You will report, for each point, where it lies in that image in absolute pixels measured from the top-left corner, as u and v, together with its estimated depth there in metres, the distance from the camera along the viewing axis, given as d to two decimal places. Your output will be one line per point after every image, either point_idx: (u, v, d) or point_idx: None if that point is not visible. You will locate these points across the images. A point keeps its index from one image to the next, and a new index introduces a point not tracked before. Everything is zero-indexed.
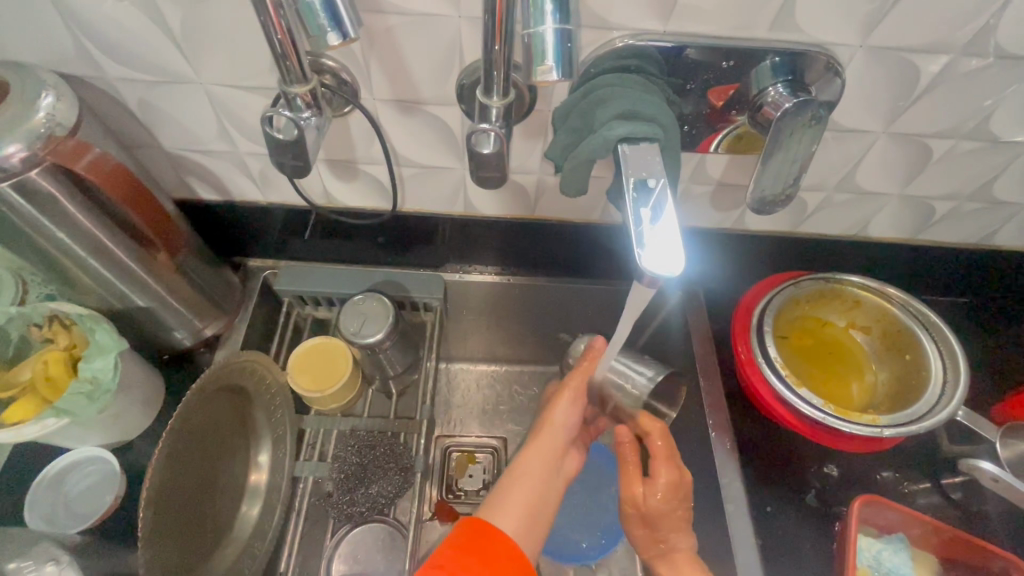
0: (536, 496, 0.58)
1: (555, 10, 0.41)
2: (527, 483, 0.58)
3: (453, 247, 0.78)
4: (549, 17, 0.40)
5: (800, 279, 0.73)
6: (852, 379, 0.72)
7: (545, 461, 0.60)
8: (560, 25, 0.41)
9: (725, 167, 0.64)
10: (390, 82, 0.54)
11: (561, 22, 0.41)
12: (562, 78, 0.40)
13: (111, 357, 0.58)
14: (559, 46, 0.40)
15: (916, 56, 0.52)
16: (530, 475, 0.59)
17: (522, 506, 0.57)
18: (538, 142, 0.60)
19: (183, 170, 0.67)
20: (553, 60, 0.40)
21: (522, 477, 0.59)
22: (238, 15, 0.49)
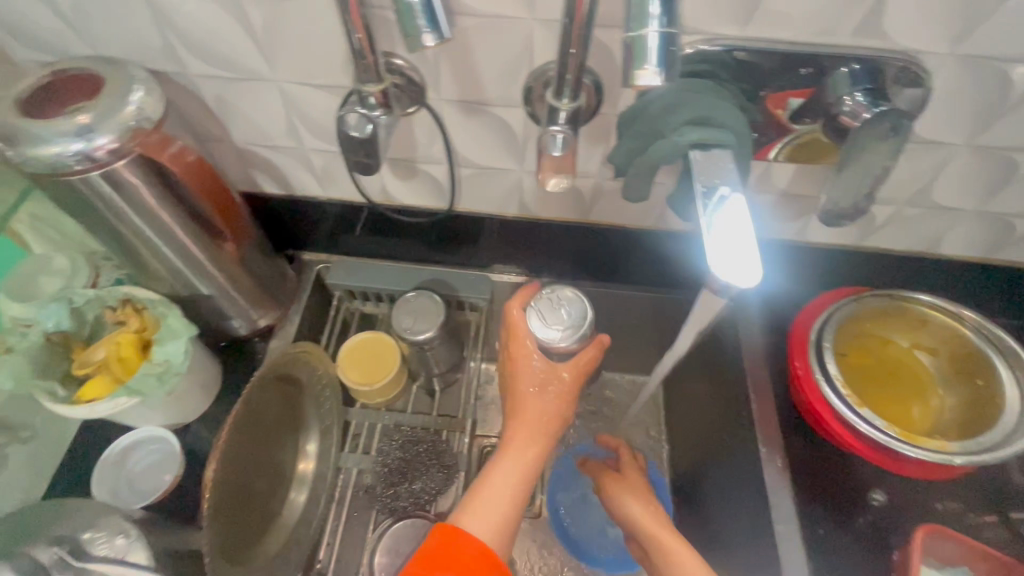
0: (520, 495, 0.57)
1: (662, 15, 0.39)
2: (510, 482, 0.57)
3: (501, 249, 0.78)
4: (655, 21, 0.39)
5: (864, 294, 0.70)
6: (914, 402, 0.69)
7: (529, 462, 0.59)
8: (666, 30, 0.39)
9: (790, 177, 0.62)
10: (457, 83, 0.54)
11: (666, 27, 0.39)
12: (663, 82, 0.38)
13: (182, 342, 0.61)
14: (663, 50, 0.39)
15: (1010, 65, 0.49)
16: (517, 476, 0.58)
17: (508, 508, 0.56)
18: (598, 146, 0.60)
19: (250, 164, 0.69)
20: (656, 63, 0.38)
21: (508, 479, 0.58)
22: (317, 15, 0.50)
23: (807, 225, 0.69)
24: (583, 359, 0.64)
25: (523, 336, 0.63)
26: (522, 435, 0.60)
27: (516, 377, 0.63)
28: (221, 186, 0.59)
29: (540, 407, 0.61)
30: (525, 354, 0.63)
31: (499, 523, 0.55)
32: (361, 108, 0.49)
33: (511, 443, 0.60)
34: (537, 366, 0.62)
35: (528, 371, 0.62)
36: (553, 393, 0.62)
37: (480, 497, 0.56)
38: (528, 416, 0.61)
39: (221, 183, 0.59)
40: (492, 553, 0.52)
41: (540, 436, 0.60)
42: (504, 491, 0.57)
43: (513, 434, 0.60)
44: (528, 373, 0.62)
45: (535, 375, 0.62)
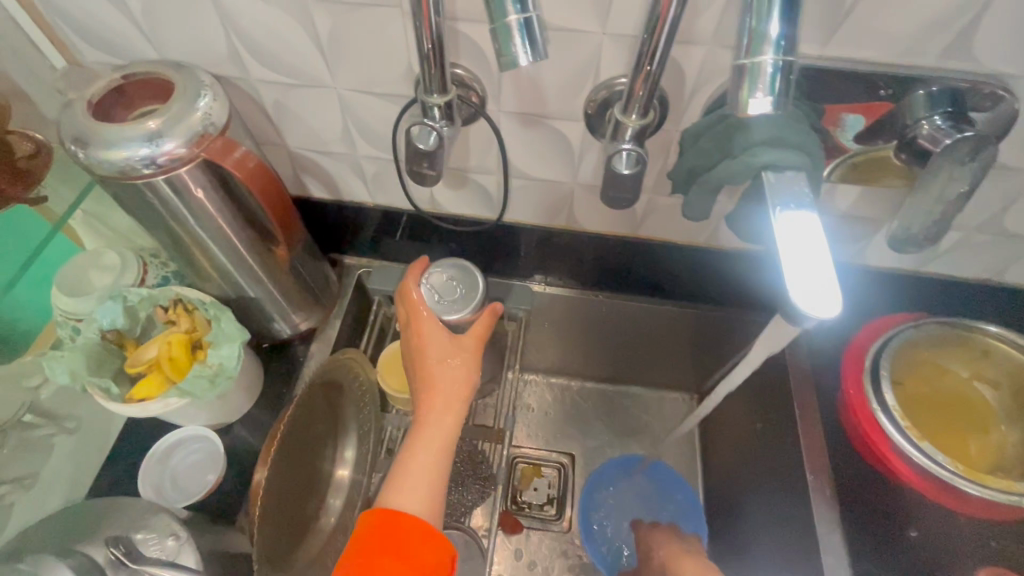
0: (442, 463, 0.54)
1: (780, 39, 0.35)
2: (434, 457, 0.54)
3: (543, 259, 0.77)
4: (771, 45, 0.35)
5: (922, 321, 0.68)
6: (974, 436, 0.66)
7: (449, 429, 0.55)
8: (782, 56, 0.35)
9: (854, 199, 0.60)
10: (519, 95, 0.54)
11: (781, 52, 0.36)
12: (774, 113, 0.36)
13: (236, 346, 0.61)
14: (776, 81, 0.36)
15: None
16: (436, 448, 0.54)
17: (436, 480, 0.53)
18: (657, 162, 0.59)
19: (301, 169, 0.70)
20: (768, 92, 0.36)
21: (429, 455, 0.53)
22: (384, 24, 0.50)
23: (866, 248, 0.66)
24: (478, 328, 0.61)
25: (420, 312, 0.61)
26: (434, 405, 0.56)
27: (425, 350, 0.59)
28: (283, 196, 0.58)
29: (449, 377, 0.57)
30: (421, 327, 0.60)
31: (432, 496, 0.52)
32: (426, 120, 0.48)
33: (426, 417, 0.55)
34: (444, 339, 0.59)
35: (439, 344, 0.59)
36: (461, 362, 0.58)
37: (406, 478, 0.52)
38: (435, 386, 0.57)
39: (284, 193, 0.58)
40: (433, 528, 0.50)
41: (455, 402, 0.56)
42: (428, 465, 0.53)
43: (427, 404, 0.56)
44: (436, 346, 0.59)
45: (444, 349, 0.59)
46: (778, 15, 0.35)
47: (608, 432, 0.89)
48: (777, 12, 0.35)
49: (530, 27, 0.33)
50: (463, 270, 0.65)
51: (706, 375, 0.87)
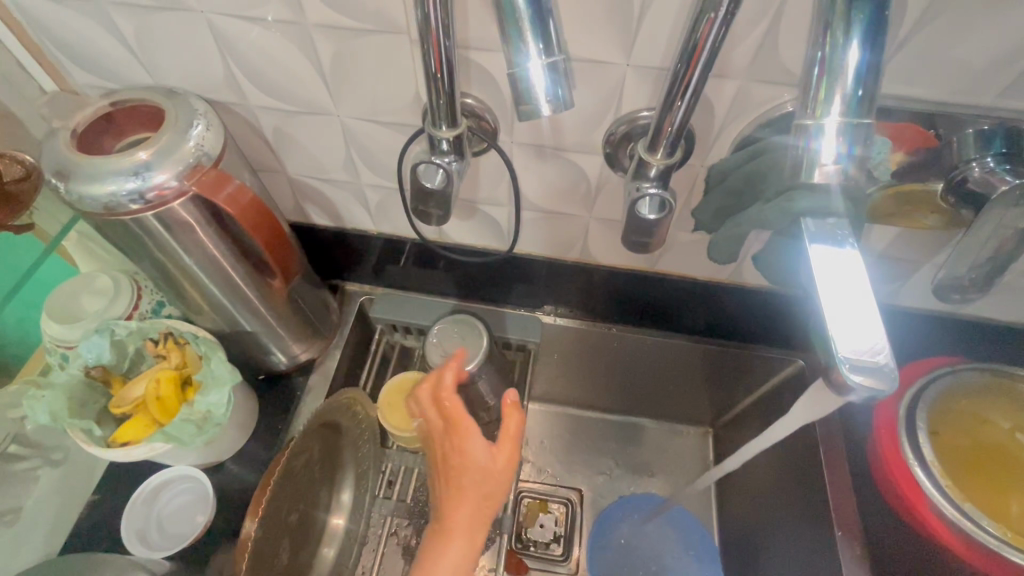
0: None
1: (856, 87, 0.33)
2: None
3: (553, 289, 0.73)
4: (837, 105, 0.33)
5: (959, 366, 0.64)
6: (1019, 495, 0.60)
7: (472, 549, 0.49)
8: (855, 116, 0.33)
9: (892, 240, 0.56)
10: (534, 127, 0.50)
11: (858, 102, 0.33)
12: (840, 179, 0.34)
13: (225, 392, 0.57)
14: (851, 133, 0.33)
15: None
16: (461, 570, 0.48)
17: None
18: (679, 197, 0.55)
19: (302, 196, 0.66)
20: (838, 155, 0.33)
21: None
22: (390, 51, 0.47)
23: (901, 289, 0.62)
24: (508, 425, 0.54)
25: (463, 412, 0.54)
26: (461, 521, 0.49)
27: (461, 456, 0.51)
28: (279, 227, 0.55)
29: (480, 492, 0.50)
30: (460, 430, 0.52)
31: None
32: (433, 156, 0.45)
33: (448, 538, 0.48)
34: (483, 446, 0.51)
35: (478, 450, 0.51)
36: (496, 477, 0.51)
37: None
38: (466, 502, 0.50)
39: (278, 224, 0.54)
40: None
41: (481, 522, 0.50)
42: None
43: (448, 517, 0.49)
44: (474, 455, 0.51)
45: (482, 460, 0.51)
46: (856, 50, 0.32)
47: (619, 471, 0.84)
48: (857, 45, 0.32)
49: (555, 70, 0.32)
50: (472, 324, 0.64)
51: (722, 414, 0.82)
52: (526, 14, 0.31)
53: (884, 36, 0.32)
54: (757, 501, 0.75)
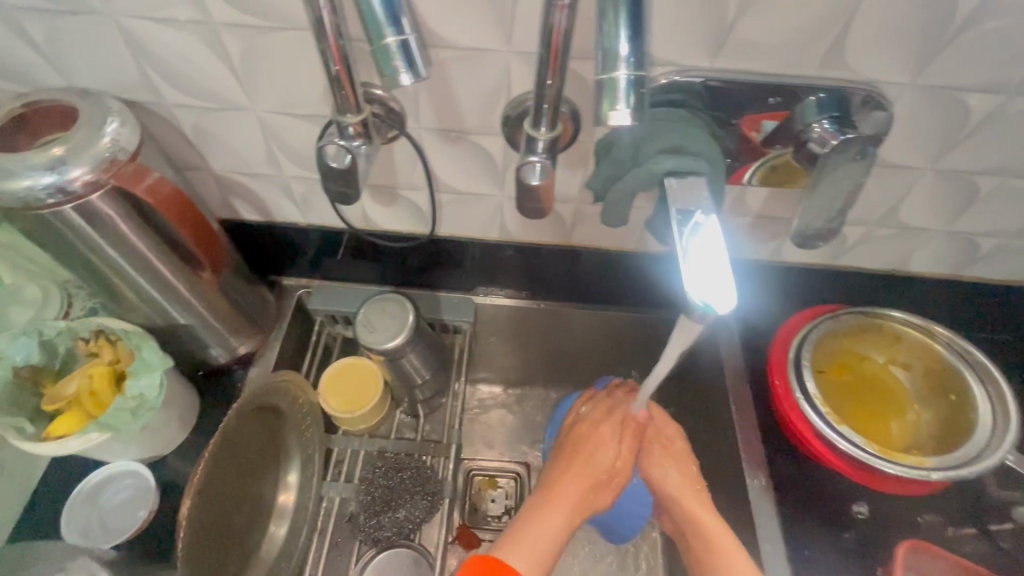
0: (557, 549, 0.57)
1: (630, 52, 0.37)
2: (551, 529, 0.58)
3: (482, 271, 0.78)
4: (622, 61, 0.37)
5: (838, 312, 0.72)
6: (895, 417, 0.69)
7: (573, 519, 0.60)
8: (636, 70, 0.37)
9: (765, 200, 0.63)
10: (437, 112, 0.55)
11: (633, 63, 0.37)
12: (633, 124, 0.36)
13: (157, 375, 0.59)
14: (633, 84, 0.37)
15: (968, 96, 0.50)
16: (558, 524, 0.58)
17: (544, 553, 0.56)
18: (578, 171, 0.61)
19: (229, 192, 0.69)
20: (625, 104, 0.37)
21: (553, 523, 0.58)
22: (296, 47, 0.51)
23: (784, 246, 0.70)
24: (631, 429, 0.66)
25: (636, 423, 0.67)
26: (570, 490, 0.61)
27: (602, 449, 0.65)
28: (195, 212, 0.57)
29: (592, 479, 0.62)
30: (618, 433, 0.66)
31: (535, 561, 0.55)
32: (340, 139, 0.48)
33: (557, 497, 0.60)
34: (626, 447, 0.65)
35: (621, 449, 0.65)
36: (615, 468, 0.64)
37: (525, 534, 0.57)
38: (585, 481, 0.62)
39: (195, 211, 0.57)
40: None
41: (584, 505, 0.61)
42: (545, 544, 0.57)
43: (561, 483, 0.62)
44: (616, 451, 0.65)
45: (615, 458, 0.64)
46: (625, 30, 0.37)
47: None
48: (625, 29, 0.37)
49: (408, 47, 0.36)
50: (399, 303, 0.68)
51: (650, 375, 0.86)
52: (378, 9, 0.36)
53: (643, 14, 0.37)
54: None
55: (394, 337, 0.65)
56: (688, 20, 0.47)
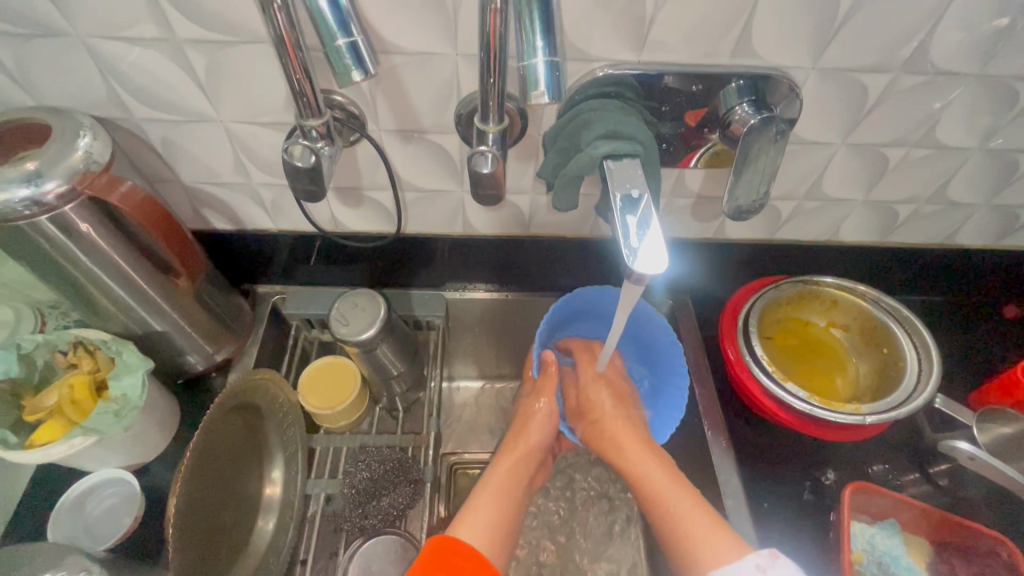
0: (505, 519, 0.60)
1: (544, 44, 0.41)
2: (493, 502, 0.60)
3: (450, 265, 0.82)
4: (540, 51, 0.41)
5: (781, 283, 0.77)
6: (837, 373, 0.76)
7: (509, 490, 0.62)
8: (550, 58, 0.42)
9: (703, 181, 0.69)
10: (394, 114, 0.59)
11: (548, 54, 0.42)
12: (553, 102, 0.41)
13: (138, 376, 0.62)
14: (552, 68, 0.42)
15: (863, 76, 0.57)
16: (497, 498, 0.61)
17: (493, 528, 0.58)
18: (529, 163, 0.66)
19: (199, 203, 0.72)
20: (545, 87, 0.41)
21: (492, 499, 0.61)
22: (258, 59, 0.54)
23: (725, 223, 0.76)
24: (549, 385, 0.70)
25: (550, 384, 0.69)
26: (502, 468, 0.64)
27: (523, 424, 0.69)
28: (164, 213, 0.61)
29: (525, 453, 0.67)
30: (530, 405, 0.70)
31: (488, 536, 0.57)
32: (305, 140, 0.52)
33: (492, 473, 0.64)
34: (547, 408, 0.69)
35: (545, 419, 0.69)
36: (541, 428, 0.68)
37: (470, 516, 0.58)
38: (512, 454, 0.66)
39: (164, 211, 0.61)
40: (482, 557, 0.53)
41: (513, 474, 0.64)
42: (490, 513, 0.59)
43: (495, 464, 0.65)
44: (535, 420, 0.69)
45: (539, 427, 0.68)
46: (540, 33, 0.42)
47: None
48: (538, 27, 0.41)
49: (356, 47, 0.40)
50: (369, 296, 0.71)
51: None
52: (328, 15, 0.40)
53: (555, 22, 0.43)
54: None
55: (366, 328, 0.69)
56: (614, 20, 0.52)
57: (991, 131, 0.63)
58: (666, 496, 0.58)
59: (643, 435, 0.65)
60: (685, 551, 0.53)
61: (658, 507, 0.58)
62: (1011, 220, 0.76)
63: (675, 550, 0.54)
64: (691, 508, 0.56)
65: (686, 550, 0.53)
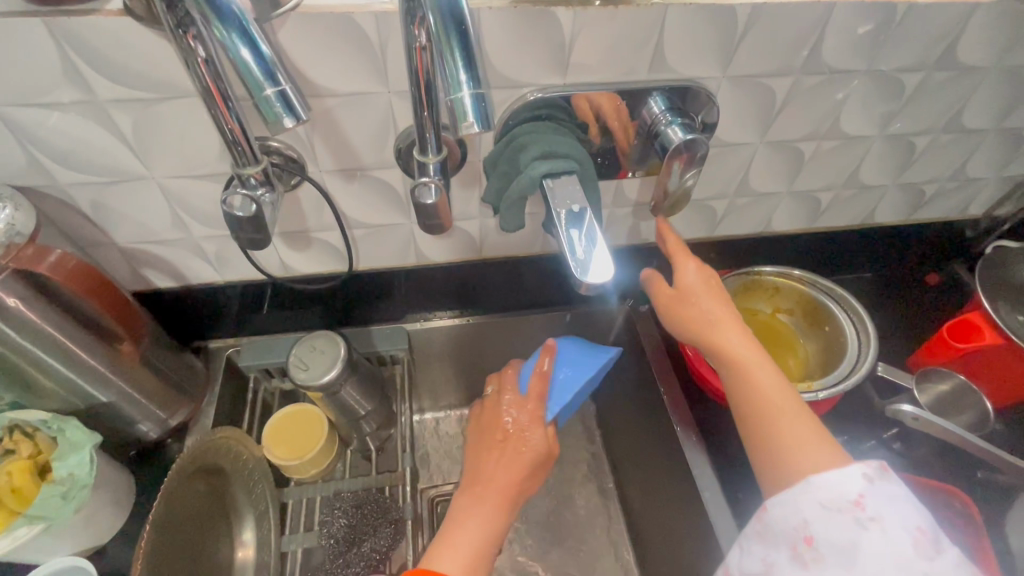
0: (490, 536, 0.59)
1: (468, 81, 0.42)
2: (469, 504, 0.60)
3: (409, 297, 0.82)
4: (464, 85, 0.41)
5: (726, 276, 0.80)
6: (788, 356, 0.80)
7: (502, 497, 0.61)
8: (475, 89, 0.42)
9: (641, 189, 0.73)
10: (334, 155, 0.60)
11: (472, 91, 0.42)
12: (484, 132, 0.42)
13: (86, 452, 0.59)
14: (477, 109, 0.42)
15: (770, 80, 0.62)
16: (484, 509, 0.60)
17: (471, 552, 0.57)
18: (473, 189, 0.68)
19: (139, 263, 0.69)
20: (474, 118, 0.42)
21: (482, 515, 0.60)
22: (187, 114, 0.54)
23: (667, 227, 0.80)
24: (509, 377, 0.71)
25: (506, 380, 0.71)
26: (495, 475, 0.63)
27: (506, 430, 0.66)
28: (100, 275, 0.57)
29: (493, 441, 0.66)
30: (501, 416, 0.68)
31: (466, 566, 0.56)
32: (244, 189, 0.50)
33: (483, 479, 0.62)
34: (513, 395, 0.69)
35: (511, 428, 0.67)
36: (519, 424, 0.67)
37: (453, 541, 0.58)
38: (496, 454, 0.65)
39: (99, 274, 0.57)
40: None
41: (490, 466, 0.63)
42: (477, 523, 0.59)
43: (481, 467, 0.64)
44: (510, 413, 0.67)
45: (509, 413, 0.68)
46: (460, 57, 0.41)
47: None
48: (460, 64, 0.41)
49: (285, 95, 0.41)
50: (327, 338, 0.71)
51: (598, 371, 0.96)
52: (253, 64, 0.40)
53: (474, 50, 0.42)
54: (625, 430, 0.88)
55: (330, 369, 0.68)
56: (535, 48, 0.55)
57: (886, 119, 0.69)
58: (773, 407, 0.53)
59: (745, 328, 0.59)
60: (790, 467, 0.50)
61: (757, 395, 0.54)
62: (919, 196, 0.83)
63: (757, 441, 0.53)
64: (794, 408, 0.53)
65: (785, 471, 0.50)
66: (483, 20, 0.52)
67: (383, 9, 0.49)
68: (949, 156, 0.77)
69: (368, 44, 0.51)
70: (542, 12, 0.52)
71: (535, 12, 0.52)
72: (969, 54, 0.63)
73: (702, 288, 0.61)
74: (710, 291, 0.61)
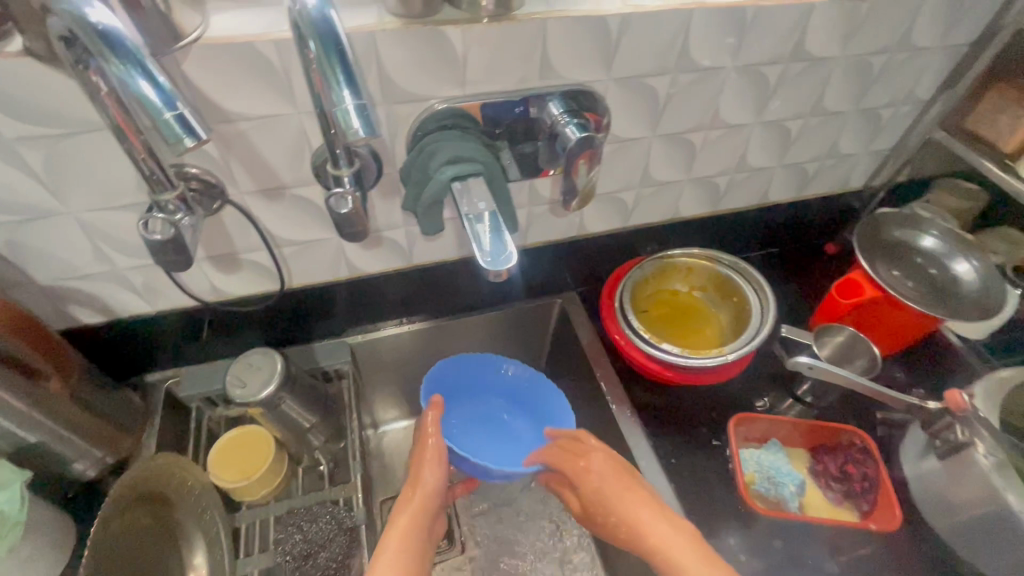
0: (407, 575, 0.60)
1: (358, 98, 0.46)
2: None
3: (346, 311, 0.85)
4: (347, 96, 0.45)
5: (643, 261, 0.87)
6: (705, 327, 0.87)
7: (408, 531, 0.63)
8: (359, 100, 0.46)
9: (553, 186, 0.78)
10: (253, 177, 0.63)
11: (361, 105, 0.46)
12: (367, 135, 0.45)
13: (15, 489, 0.58)
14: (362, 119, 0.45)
15: (650, 79, 0.69)
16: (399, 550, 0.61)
17: None
18: (394, 200, 0.72)
19: (63, 301, 0.69)
20: (359, 125, 0.45)
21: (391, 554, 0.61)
22: (99, 147, 0.55)
23: (584, 220, 0.86)
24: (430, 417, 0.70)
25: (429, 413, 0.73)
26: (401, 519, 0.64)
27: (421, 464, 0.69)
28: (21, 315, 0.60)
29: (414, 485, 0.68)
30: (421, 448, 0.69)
31: None
32: (162, 214, 0.52)
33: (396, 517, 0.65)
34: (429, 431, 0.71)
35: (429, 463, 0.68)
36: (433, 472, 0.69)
37: None
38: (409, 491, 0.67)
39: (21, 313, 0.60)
40: None
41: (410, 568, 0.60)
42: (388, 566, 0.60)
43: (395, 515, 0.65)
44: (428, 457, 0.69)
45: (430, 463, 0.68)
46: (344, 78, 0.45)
47: None
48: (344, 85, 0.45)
49: (184, 116, 0.43)
50: (264, 354, 0.72)
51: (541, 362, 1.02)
52: (148, 89, 0.41)
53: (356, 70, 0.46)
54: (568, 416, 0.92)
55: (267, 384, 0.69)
56: (432, 63, 0.60)
57: (759, 107, 0.78)
58: None
59: (652, 501, 0.63)
60: None
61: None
62: (803, 173, 0.93)
63: None
64: None
65: None
66: (380, 41, 0.56)
67: (283, 36, 0.53)
68: (821, 136, 0.87)
69: (272, 70, 0.55)
70: (433, 31, 0.57)
71: (426, 32, 0.57)
72: (817, 46, 0.73)
73: (600, 464, 0.67)
74: (616, 476, 0.66)
